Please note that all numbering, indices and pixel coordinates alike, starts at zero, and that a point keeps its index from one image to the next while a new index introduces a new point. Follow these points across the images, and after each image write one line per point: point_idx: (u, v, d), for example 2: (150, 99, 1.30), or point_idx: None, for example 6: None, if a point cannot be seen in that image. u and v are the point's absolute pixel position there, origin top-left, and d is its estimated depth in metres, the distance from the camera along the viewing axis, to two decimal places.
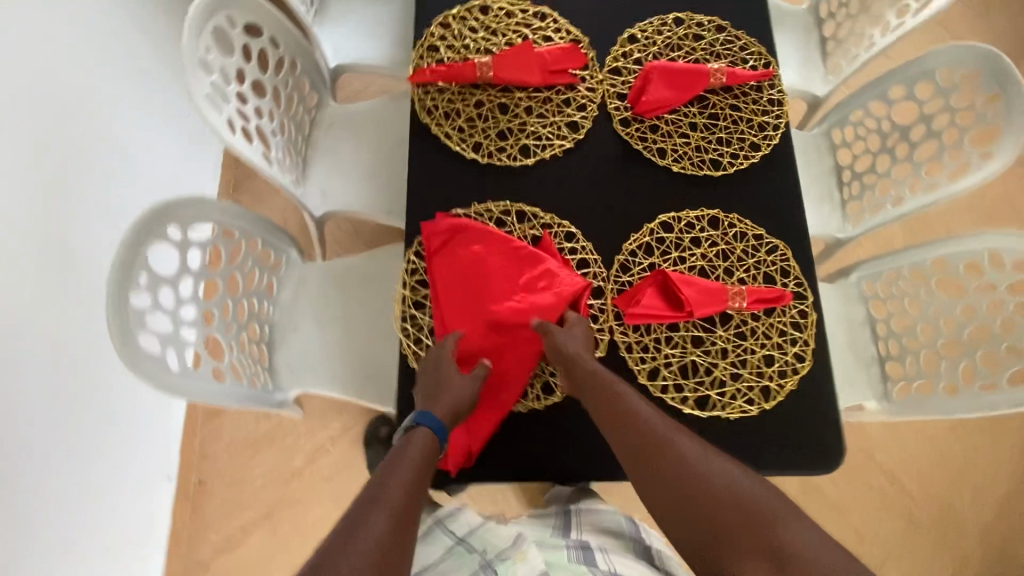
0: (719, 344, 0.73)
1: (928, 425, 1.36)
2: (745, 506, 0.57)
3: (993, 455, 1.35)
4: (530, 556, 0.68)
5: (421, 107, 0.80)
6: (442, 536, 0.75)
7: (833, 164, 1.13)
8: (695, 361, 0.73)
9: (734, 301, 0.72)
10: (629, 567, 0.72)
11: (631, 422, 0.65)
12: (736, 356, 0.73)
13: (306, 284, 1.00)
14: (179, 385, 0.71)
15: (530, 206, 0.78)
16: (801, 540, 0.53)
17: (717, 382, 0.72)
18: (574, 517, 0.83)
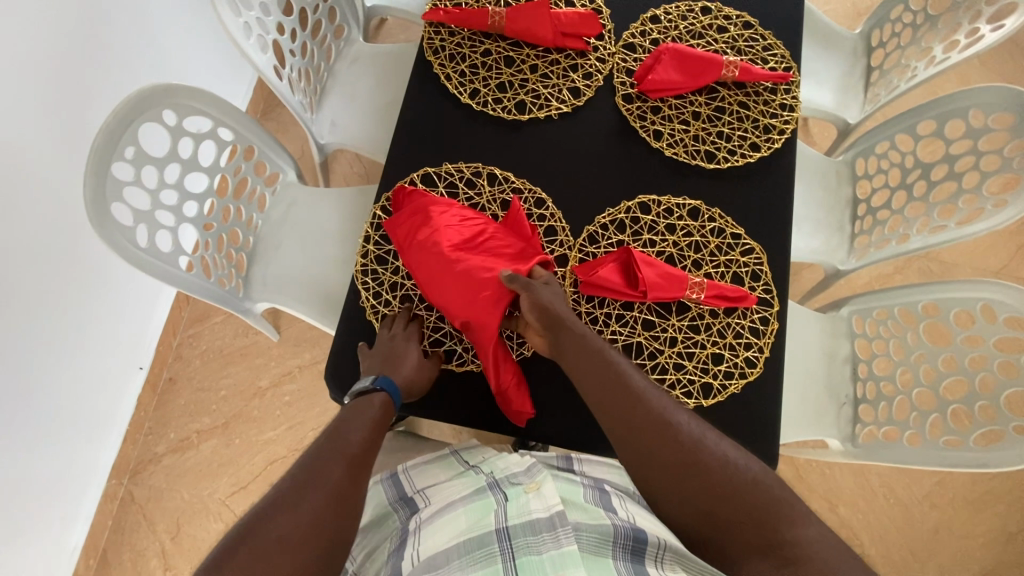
0: (669, 332, 0.72)
1: (904, 491, 1.30)
2: (747, 489, 0.59)
3: (969, 538, 1.27)
4: (544, 488, 0.63)
5: (428, 45, 0.81)
6: (450, 458, 0.76)
7: (850, 195, 1.09)
8: (641, 343, 0.72)
9: (692, 291, 0.71)
10: (645, 521, 0.67)
11: (625, 398, 0.63)
12: (685, 347, 0.72)
13: (295, 206, 1.01)
14: (142, 259, 0.73)
15: (502, 170, 0.77)
16: (802, 524, 0.57)
17: (659, 369, 0.71)
18: (577, 461, 0.79)
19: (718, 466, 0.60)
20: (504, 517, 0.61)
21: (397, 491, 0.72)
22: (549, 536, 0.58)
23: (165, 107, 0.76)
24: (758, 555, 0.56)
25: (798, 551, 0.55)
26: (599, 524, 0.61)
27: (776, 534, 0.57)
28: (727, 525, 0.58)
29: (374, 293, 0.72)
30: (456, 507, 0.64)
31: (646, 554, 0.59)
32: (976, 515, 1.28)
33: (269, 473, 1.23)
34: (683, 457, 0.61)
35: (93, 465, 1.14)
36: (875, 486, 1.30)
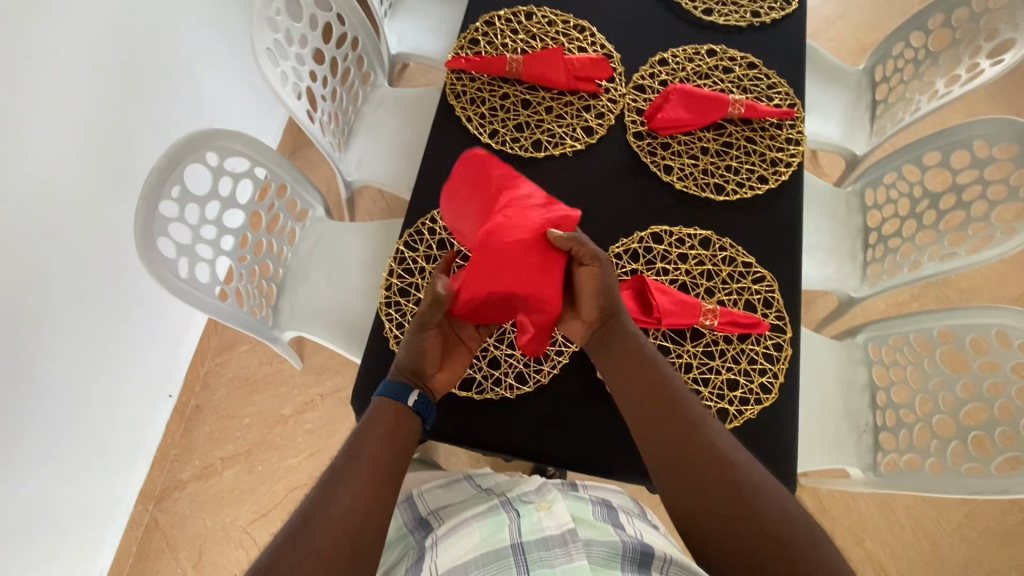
0: (684, 359, 0.74)
1: (933, 524, 1.26)
2: (775, 514, 0.57)
3: (1006, 574, 1.22)
4: (556, 506, 0.63)
5: (451, 90, 0.87)
6: (463, 483, 0.76)
7: (860, 224, 1.11)
8: None
9: (706, 318, 0.73)
10: (654, 537, 0.66)
11: (666, 404, 0.64)
12: (700, 372, 0.73)
13: (324, 238, 1.07)
14: (183, 289, 0.78)
15: None
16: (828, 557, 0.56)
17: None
18: (582, 486, 0.78)
19: (749, 489, 0.59)
20: (518, 533, 0.62)
21: (412, 514, 0.73)
22: (561, 551, 0.58)
23: (210, 150, 0.83)
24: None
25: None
26: (608, 537, 0.60)
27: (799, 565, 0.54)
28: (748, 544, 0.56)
29: (397, 324, 0.75)
30: (469, 524, 0.65)
31: (653, 567, 0.59)
32: (1010, 550, 1.24)
33: (289, 500, 1.25)
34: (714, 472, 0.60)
35: (120, 491, 1.17)
36: (903, 518, 1.26)
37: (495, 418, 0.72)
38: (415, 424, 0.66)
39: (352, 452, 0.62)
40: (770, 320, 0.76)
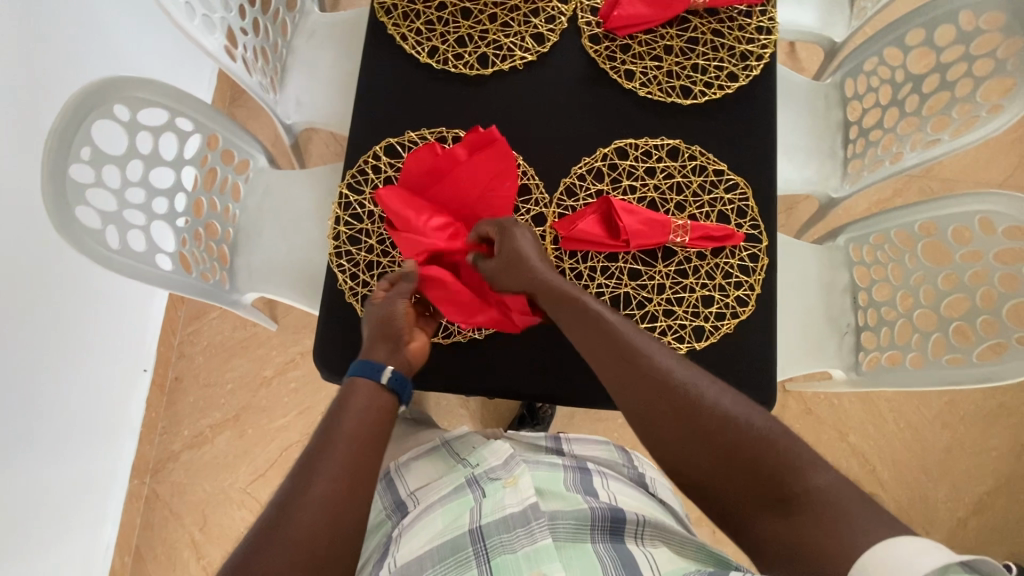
0: (656, 280, 0.70)
1: (914, 413, 1.30)
2: (746, 442, 0.54)
3: (982, 452, 1.28)
4: (521, 482, 0.62)
5: (380, 5, 0.77)
6: (441, 450, 0.74)
7: (840, 118, 1.04)
8: (628, 294, 0.70)
9: (676, 235, 0.69)
10: (628, 498, 0.68)
11: (619, 362, 0.60)
12: (673, 293, 0.70)
13: (270, 191, 0.99)
14: (117, 261, 0.72)
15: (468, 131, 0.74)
16: (815, 474, 0.51)
17: (650, 317, 0.70)
18: (566, 440, 0.78)
19: (715, 425, 0.55)
20: (479, 516, 0.60)
21: (390, 497, 0.71)
22: (523, 532, 0.58)
23: (117, 102, 0.74)
24: (764, 512, 0.52)
25: (810, 497, 0.50)
26: (576, 507, 0.61)
27: (778, 487, 0.52)
28: (728, 481, 0.54)
29: (351, 274, 0.70)
30: (433, 509, 0.63)
31: (625, 532, 0.60)
32: (987, 431, 1.28)
33: (285, 458, 1.26)
34: (683, 422, 0.56)
35: (110, 468, 1.17)
36: (885, 412, 1.30)
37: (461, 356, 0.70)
38: (392, 400, 0.60)
39: (328, 432, 0.56)
40: (744, 229, 0.72)
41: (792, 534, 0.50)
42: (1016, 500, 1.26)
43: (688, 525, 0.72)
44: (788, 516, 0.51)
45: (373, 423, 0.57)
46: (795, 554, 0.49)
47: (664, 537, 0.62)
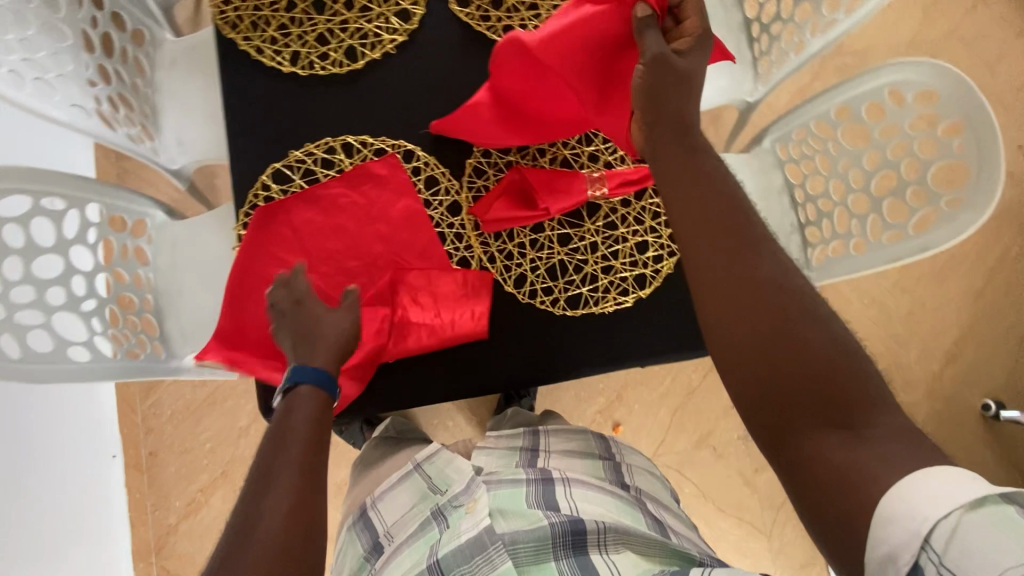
0: (587, 240, 0.68)
1: (875, 288, 1.33)
2: (843, 370, 0.48)
3: (942, 307, 1.33)
4: (478, 505, 0.67)
5: (223, 21, 0.70)
6: (414, 476, 0.80)
7: (740, 20, 1.01)
8: (563, 261, 0.68)
9: (594, 188, 0.67)
10: (590, 504, 0.69)
11: (726, 246, 0.52)
12: (607, 248, 0.68)
13: (180, 245, 0.93)
14: (21, 370, 0.67)
15: (357, 135, 0.68)
16: (885, 415, 0.47)
17: (590, 278, 0.68)
18: (544, 435, 0.85)
19: (815, 336, 0.49)
20: (437, 550, 0.64)
21: (370, 534, 0.76)
22: (482, 559, 0.61)
23: None
24: (824, 428, 0.47)
25: (872, 432, 0.46)
26: (535, 525, 0.63)
27: (844, 416, 0.47)
28: (802, 401, 0.48)
29: None
30: (402, 549, 0.69)
31: (587, 543, 0.62)
32: (943, 285, 1.34)
33: None
34: (775, 319, 0.49)
35: (109, 561, 1.13)
36: (849, 294, 1.33)
37: (415, 369, 0.68)
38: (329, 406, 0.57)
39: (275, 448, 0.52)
40: None
41: (853, 465, 0.45)
42: (981, 343, 1.33)
43: (668, 509, 0.78)
44: (849, 443, 0.46)
45: (318, 439, 0.53)
46: (847, 481, 0.45)
47: (627, 540, 0.64)
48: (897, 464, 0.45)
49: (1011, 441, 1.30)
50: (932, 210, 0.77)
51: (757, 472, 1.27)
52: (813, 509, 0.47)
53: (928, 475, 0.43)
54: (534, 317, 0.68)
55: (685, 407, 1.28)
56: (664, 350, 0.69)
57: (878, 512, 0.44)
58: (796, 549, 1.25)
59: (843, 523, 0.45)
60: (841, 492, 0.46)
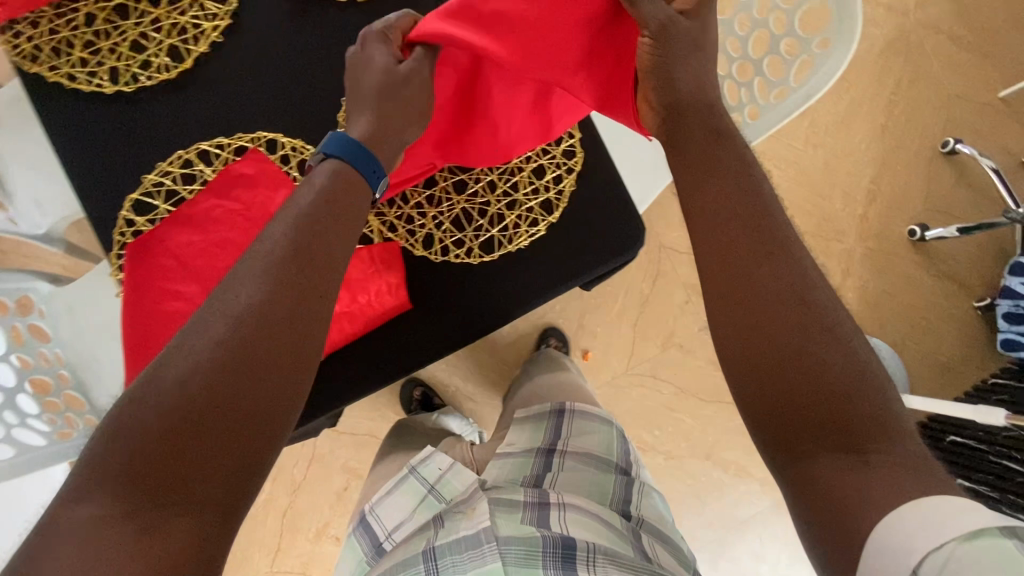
0: (482, 180, 0.67)
1: (789, 150, 1.37)
2: (866, 390, 0.49)
3: (853, 150, 1.38)
4: (477, 511, 0.75)
5: (17, 55, 0.62)
6: (410, 479, 0.84)
7: None
8: (466, 209, 0.67)
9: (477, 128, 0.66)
10: (586, 522, 0.72)
11: (751, 246, 0.55)
12: (506, 183, 0.67)
13: (79, 309, 0.86)
14: None
15: (212, 139, 0.63)
16: (898, 439, 0.48)
17: (496, 217, 0.67)
18: (569, 420, 0.90)
19: (839, 361, 0.50)
20: (435, 541, 0.74)
21: (371, 539, 0.81)
22: (477, 554, 0.70)
23: None
24: (837, 453, 0.48)
25: (882, 461, 0.47)
26: (529, 535, 0.70)
27: (858, 443, 0.48)
28: (804, 399, 0.50)
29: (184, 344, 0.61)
30: (401, 542, 0.77)
31: (576, 559, 0.67)
32: (849, 130, 1.38)
33: (286, 526, 1.20)
34: (799, 326, 0.52)
35: None
36: (767, 164, 1.36)
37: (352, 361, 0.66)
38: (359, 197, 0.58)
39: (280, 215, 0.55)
40: None
41: (855, 489, 0.46)
42: (896, 175, 1.39)
43: (676, 540, 0.80)
44: (859, 473, 0.47)
45: (308, 254, 0.53)
46: (843, 508, 0.47)
47: (614, 562, 0.67)
48: (897, 501, 0.45)
49: (941, 255, 1.39)
50: (807, 59, 0.77)
51: None
52: (809, 526, 0.49)
53: (918, 510, 0.44)
54: (453, 272, 0.67)
55: (644, 315, 1.31)
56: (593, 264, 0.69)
57: (869, 546, 0.45)
58: None
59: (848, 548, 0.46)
60: (839, 524, 0.47)
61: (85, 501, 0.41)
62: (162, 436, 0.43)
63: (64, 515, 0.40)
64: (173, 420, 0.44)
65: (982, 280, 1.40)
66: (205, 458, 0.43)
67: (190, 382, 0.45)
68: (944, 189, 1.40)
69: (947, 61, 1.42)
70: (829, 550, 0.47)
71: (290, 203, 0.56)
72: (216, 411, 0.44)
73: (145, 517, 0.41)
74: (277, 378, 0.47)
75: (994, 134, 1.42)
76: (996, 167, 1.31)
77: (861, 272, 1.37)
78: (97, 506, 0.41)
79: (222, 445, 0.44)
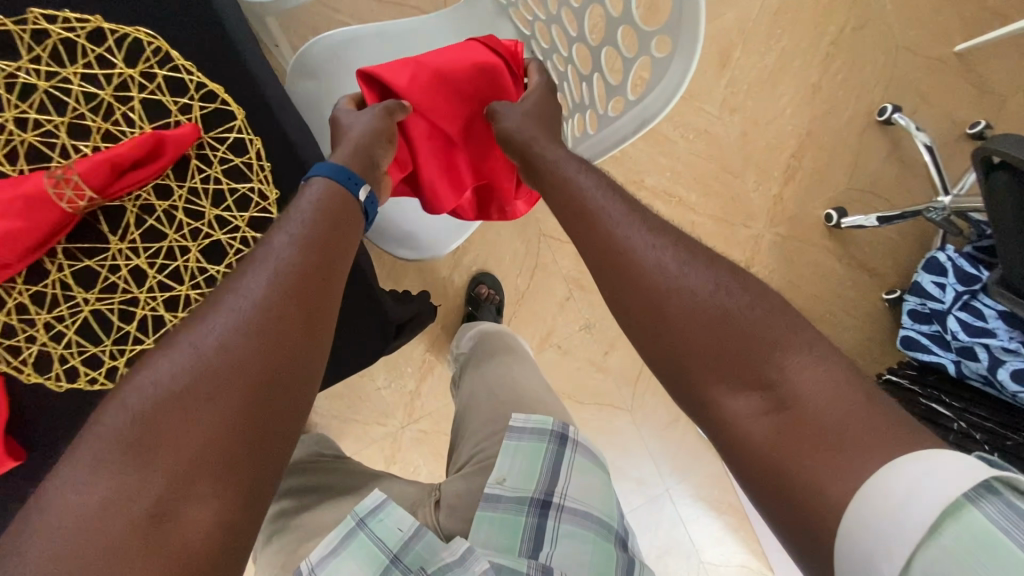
0: (126, 271, 0.47)
1: (699, 116, 1.13)
2: (775, 327, 0.46)
3: (777, 117, 1.16)
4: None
5: None
6: (358, 536, 0.57)
7: None
8: (100, 313, 0.47)
9: (73, 193, 0.42)
10: None
11: (634, 282, 0.50)
12: (163, 276, 0.48)
13: None
14: None
15: None
16: (790, 364, 0.44)
17: (152, 322, 0.49)
18: (572, 447, 0.67)
19: (732, 300, 0.47)
20: None
21: None
22: None
23: None
24: (747, 393, 0.44)
25: (795, 389, 0.42)
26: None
27: (759, 373, 0.44)
28: (720, 347, 0.46)
29: None
30: None
31: None
32: (774, 93, 1.15)
33: None
34: (699, 281, 0.49)
35: None
36: (672, 133, 1.13)
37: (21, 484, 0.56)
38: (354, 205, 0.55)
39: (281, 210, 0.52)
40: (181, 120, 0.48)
41: (775, 437, 0.42)
42: (822, 147, 1.19)
43: None
44: (775, 420, 0.42)
45: (327, 238, 0.50)
46: (815, 493, 0.38)
47: None
48: (870, 459, 0.38)
49: (856, 242, 1.23)
50: (648, 59, 0.52)
51: (608, 354, 1.20)
52: (754, 494, 0.42)
53: (893, 468, 0.36)
54: None
55: (517, 314, 1.15)
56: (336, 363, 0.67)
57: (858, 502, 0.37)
58: (659, 411, 1.24)
59: (807, 521, 0.39)
60: (788, 494, 0.40)
61: (79, 487, 0.36)
62: (159, 402, 0.39)
63: (47, 505, 0.35)
64: (179, 384, 0.40)
65: (897, 269, 1.26)
66: (181, 444, 0.38)
67: (193, 342, 0.42)
68: (875, 164, 1.21)
69: (897, 6, 1.17)
70: (793, 538, 0.40)
71: (298, 200, 0.52)
72: (231, 368, 0.41)
73: (164, 488, 0.37)
74: (291, 356, 0.43)
75: (942, 99, 1.20)
76: (930, 144, 1.12)
77: (771, 262, 1.20)
78: (103, 483, 0.36)
79: (218, 413, 0.39)
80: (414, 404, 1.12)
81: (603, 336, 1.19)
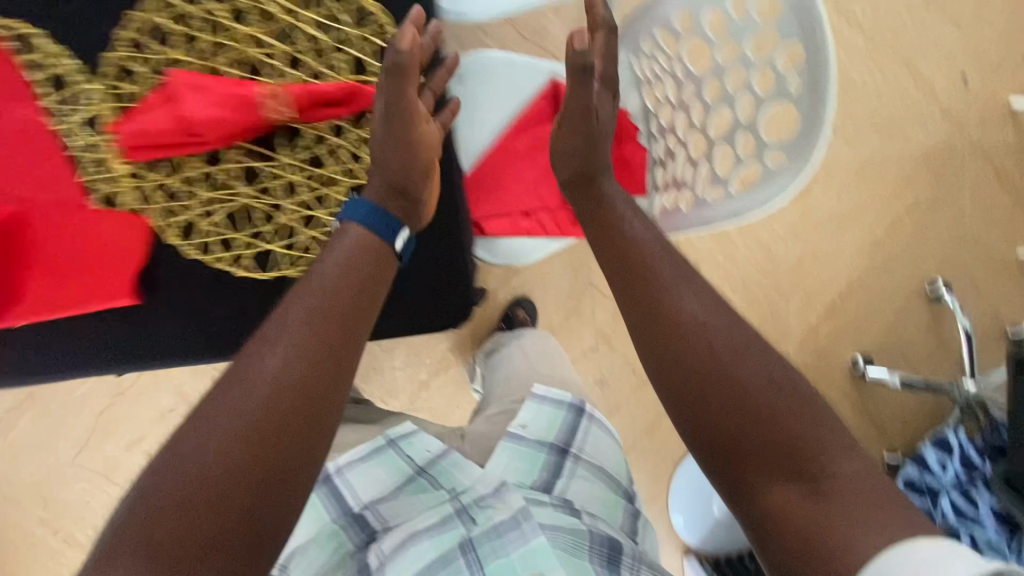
0: (281, 180, 0.65)
1: (765, 230, 1.21)
2: (817, 423, 0.46)
3: (836, 255, 1.23)
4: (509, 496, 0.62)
5: None
6: (388, 451, 0.70)
7: None
8: (250, 205, 0.65)
9: (271, 108, 0.61)
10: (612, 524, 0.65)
11: (682, 363, 0.51)
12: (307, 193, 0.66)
13: None
14: None
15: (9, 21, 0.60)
16: (838, 460, 0.44)
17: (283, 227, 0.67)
18: (586, 416, 0.79)
19: (783, 396, 0.47)
20: (469, 528, 0.60)
21: (342, 508, 0.65)
22: (514, 535, 0.58)
23: None
24: (784, 482, 0.44)
25: (842, 487, 0.43)
26: (574, 526, 0.60)
27: (803, 464, 0.44)
28: (760, 436, 0.46)
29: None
30: (420, 540, 0.59)
31: (622, 562, 0.59)
32: (839, 233, 1.22)
33: (102, 425, 1.11)
34: (760, 370, 0.49)
35: None
36: (735, 235, 1.20)
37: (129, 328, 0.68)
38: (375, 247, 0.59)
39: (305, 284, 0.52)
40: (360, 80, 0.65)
41: (808, 522, 0.42)
42: (868, 298, 1.24)
43: None
44: (813, 505, 0.43)
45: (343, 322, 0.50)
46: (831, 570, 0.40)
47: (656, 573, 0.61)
48: (884, 535, 0.39)
49: (874, 395, 1.26)
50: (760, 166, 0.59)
51: (610, 415, 1.23)
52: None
53: (910, 553, 0.37)
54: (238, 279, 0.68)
55: None
56: (408, 327, 0.74)
57: None
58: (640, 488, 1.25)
59: None
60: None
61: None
62: (170, 508, 0.38)
63: None
64: (191, 485, 0.39)
65: (905, 435, 1.28)
66: (189, 540, 0.38)
67: (210, 422, 0.42)
68: (913, 331, 1.25)
69: (976, 198, 1.24)
70: None
71: (320, 274, 0.53)
72: (232, 471, 0.40)
73: None
74: (296, 445, 0.43)
75: (992, 294, 1.26)
76: (969, 331, 1.15)
77: None
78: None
79: (227, 510, 0.39)
80: (420, 394, 1.16)
81: (612, 397, 1.22)
